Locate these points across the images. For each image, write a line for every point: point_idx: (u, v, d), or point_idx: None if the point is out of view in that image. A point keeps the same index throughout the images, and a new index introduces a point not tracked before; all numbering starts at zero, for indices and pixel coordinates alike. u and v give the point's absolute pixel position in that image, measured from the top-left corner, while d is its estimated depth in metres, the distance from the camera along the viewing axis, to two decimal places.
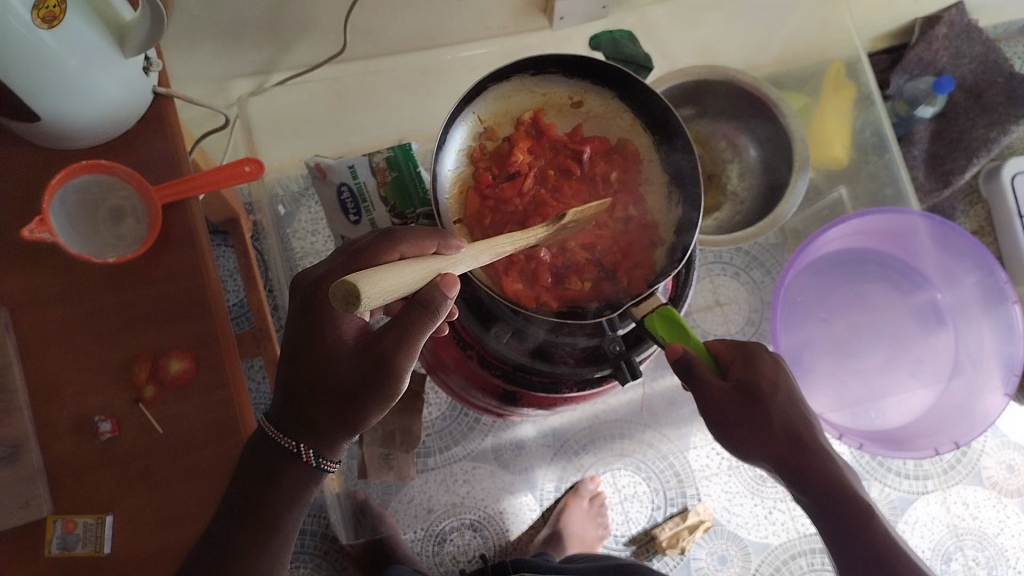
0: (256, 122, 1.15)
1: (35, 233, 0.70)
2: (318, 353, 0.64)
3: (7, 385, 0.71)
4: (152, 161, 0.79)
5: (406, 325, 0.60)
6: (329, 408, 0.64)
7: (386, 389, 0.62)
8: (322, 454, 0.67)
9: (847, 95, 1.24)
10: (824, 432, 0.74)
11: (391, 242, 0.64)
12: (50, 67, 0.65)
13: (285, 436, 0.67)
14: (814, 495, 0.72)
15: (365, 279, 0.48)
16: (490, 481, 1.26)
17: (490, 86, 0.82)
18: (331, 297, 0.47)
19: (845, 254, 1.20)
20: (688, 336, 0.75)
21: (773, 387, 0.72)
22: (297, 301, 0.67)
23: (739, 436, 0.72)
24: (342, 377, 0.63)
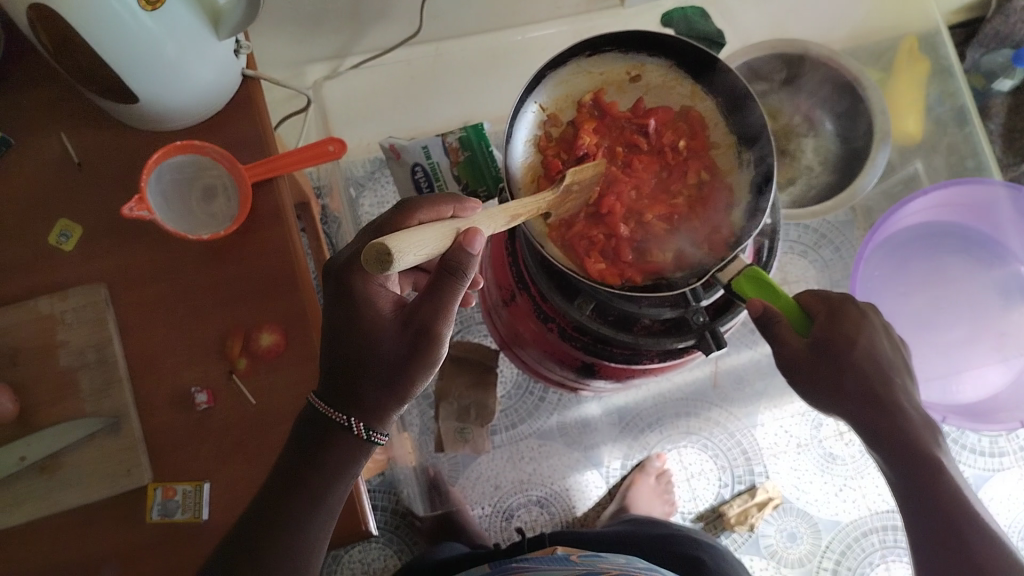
0: (331, 107, 1.17)
1: (135, 211, 0.73)
2: (359, 329, 0.63)
3: (110, 358, 0.75)
4: (242, 140, 0.81)
5: (438, 292, 0.60)
6: (370, 377, 0.62)
7: (427, 351, 0.61)
8: (373, 427, 0.63)
9: (922, 68, 1.21)
10: (908, 388, 0.71)
11: (408, 210, 0.65)
12: (149, 49, 0.67)
13: (336, 411, 0.63)
14: (887, 449, 0.71)
15: (396, 240, 0.50)
16: (557, 458, 1.28)
17: (548, 73, 0.83)
18: (365, 261, 0.49)
19: (922, 227, 1.19)
20: (776, 295, 0.74)
21: (850, 342, 0.70)
22: (329, 286, 0.66)
23: (815, 391, 0.72)
24: (384, 350, 0.62)
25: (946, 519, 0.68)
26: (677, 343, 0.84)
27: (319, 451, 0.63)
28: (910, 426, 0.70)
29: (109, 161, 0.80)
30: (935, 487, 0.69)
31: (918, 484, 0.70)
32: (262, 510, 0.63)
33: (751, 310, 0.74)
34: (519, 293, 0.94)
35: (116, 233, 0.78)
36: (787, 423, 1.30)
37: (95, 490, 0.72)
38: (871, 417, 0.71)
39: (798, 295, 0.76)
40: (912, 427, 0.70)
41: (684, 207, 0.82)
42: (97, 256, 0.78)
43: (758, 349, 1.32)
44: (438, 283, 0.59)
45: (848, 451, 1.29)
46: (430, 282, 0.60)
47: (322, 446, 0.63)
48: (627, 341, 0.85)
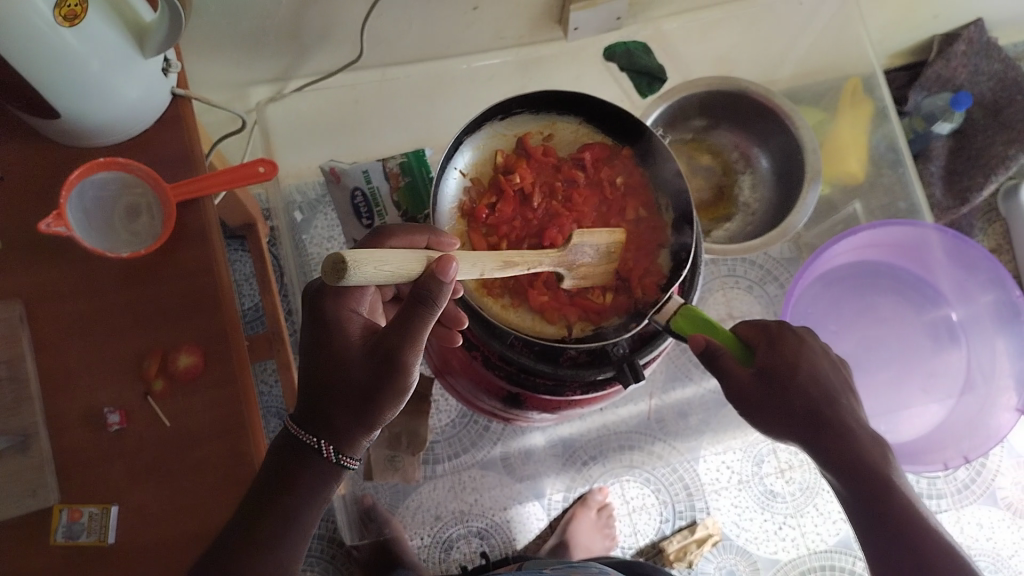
0: (274, 130, 1.17)
1: (52, 227, 0.72)
2: (333, 357, 0.63)
3: (19, 375, 0.74)
4: (170, 158, 0.81)
5: (401, 324, 0.60)
6: (341, 403, 0.62)
7: (395, 380, 0.60)
8: (342, 450, 0.63)
9: (864, 110, 1.24)
10: (851, 402, 0.74)
11: (380, 237, 0.67)
12: (70, 65, 0.67)
13: (309, 433, 0.63)
14: (840, 469, 0.71)
15: (353, 253, 0.51)
16: (498, 489, 1.26)
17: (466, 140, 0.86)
18: (322, 272, 0.50)
19: (854, 268, 1.21)
20: (714, 329, 0.76)
21: (791, 367, 0.73)
22: (305, 311, 0.68)
23: (763, 417, 0.74)
24: (354, 379, 0.62)
25: (898, 532, 0.69)
26: (595, 375, 0.83)
27: (294, 470, 0.63)
28: (860, 445, 0.71)
29: (33, 175, 0.79)
30: (885, 507, 0.69)
31: (869, 505, 0.70)
32: (236, 540, 0.62)
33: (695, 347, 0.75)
34: None
35: (34, 249, 0.77)
36: (729, 459, 1.30)
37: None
38: (819, 434, 0.72)
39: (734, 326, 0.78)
40: (863, 447, 0.71)
41: (622, 241, 0.86)
42: (14, 271, 0.77)
43: (704, 384, 1.33)
44: (407, 315, 0.59)
45: (788, 489, 1.29)
46: (398, 314, 0.60)
47: (297, 469, 0.63)
48: (549, 372, 0.84)
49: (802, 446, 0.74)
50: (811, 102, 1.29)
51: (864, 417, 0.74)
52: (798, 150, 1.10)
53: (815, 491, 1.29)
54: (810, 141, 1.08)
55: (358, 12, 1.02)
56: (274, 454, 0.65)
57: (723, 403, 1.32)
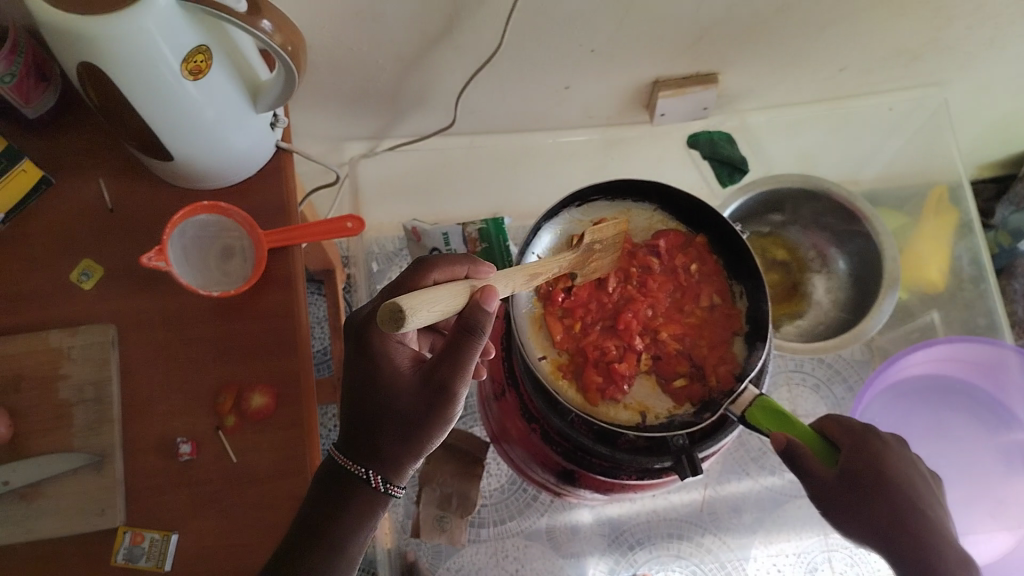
0: (365, 185, 1.23)
1: (153, 261, 0.77)
2: (380, 385, 0.65)
3: (104, 397, 0.77)
4: (267, 206, 0.85)
5: (452, 353, 0.62)
6: (387, 431, 0.64)
7: (444, 408, 0.63)
8: (391, 480, 0.65)
9: (948, 220, 1.24)
10: (937, 515, 0.73)
11: (425, 268, 0.69)
12: (190, 113, 0.72)
13: (353, 462, 0.65)
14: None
15: (408, 300, 0.54)
16: (540, 562, 1.25)
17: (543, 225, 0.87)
18: (380, 322, 0.54)
19: (927, 381, 1.19)
20: (792, 423, 0.74)
21: (877, 472, 0.73)
22: (351, 339, 0.70)
23: (844, 520, 0.74)
24: (401, 407, 0.64)
25: None
26: (653, 464, 0.81)
27: (339, 501, 0.65)
28: (944, 565, 0.70)
29: (141, 209, 0.84)
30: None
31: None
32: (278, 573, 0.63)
33: (776, 443, 0.73)
34: (508, 389, 0.95)
35: (133, 279, 0.82)
36: (781, 562, 1.26)
37: (66, 525, 0.74)
38: (901, 543, 0.71)
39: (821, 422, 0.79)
40: (945, 566, 0.70)
41: (696, 329, 0.87)
42: (111, 298, 0.81)
43: (759, 481, 1.31)
44: (455, 344, 0.62)
45: None
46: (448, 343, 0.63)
47: (344, 500, 0.65)
48: (606, 453, 0.83)
49: (880, 551, 0.73)
50: (894, 206, 1.31)
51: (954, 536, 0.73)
52: (877, 257, 1.10)
53: None
54: (891, 249, 1.08)
55: (456, 84, 1.07)
56: (320, 489, 0.66)
57: (778, 503, 1.29)
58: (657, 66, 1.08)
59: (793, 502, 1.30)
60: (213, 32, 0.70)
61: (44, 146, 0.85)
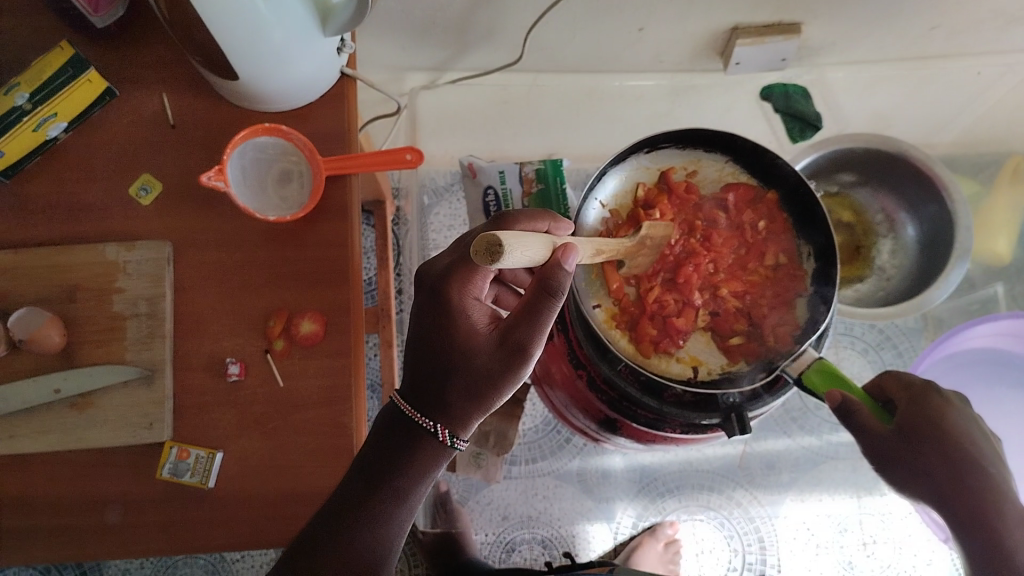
0: (423, 117, 1.20)
1: (212, 180, 0.77)
2: (455, 340, 0.64)
3: (156, 313, 0.78)
4: (328, 133, 0.84)
5: (530, 313, 0.62)
6: (458, 386, 0.63)
7: (518, 369, 0.63)
8: (458, 434, 0.64)
9: (1022, 188, 1.18)
10: (994, 472, 0.71)
11: (503, 223, 0.67)
12: (259, 33, 0.70)
13: (422, 415, 0.64)
14: (976, 544, 0.69)
15: (507, 236, 0.54)
16: (569, 502, 1.26)
17: (609, 171, 0.86)
18: (475, 252, 0.53)
19: (983, 354, 1.16)
20: (848, 386, 0.72)
21: (937, 430, 0.70)
22: (425, 293, 0.68)
23: (899, 477, 0.71)
24: (476, 365, 0.63)
25: None
26: (700, 420, 0.81)
27: (401, 447, 0.64)
28: (1000, 522, 0.68)
29: (201, 127, 0.83)
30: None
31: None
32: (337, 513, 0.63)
33: (829, 400, 0.70)
34: (557, 334, 0.95)
35: (190, 197, 0.82)
36: (812, 522, 1.24)
37: (117, 435, 0.75)
38: (962, 502, 0.69)
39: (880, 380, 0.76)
40: (1005, 526, 0.68)
41: (758, 287, 0.85)
42: (168, 215, 0.81)
43: (794, 439, 1.28)
44: (533, 305, 0.62)
45: (868, 564, 1.23)
46: (524, 305, 0.63)
47: (407, 448, 0.64)
48: (654, 407, 0.83)
49: (937, 507, 0.71)
50: (969, 173, 1.23)
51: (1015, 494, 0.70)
52: (949, 226, 1.05)
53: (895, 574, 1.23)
54: (965, 217, 1.03)
55: (527, 19, 1.04)
56: (381, 435, 0.65)
57: (814, 463, 1.27)
58: (737, 13, 1.04)
59: (829, 463, 1.27)
60: None
61: (109, 56, 0.84)
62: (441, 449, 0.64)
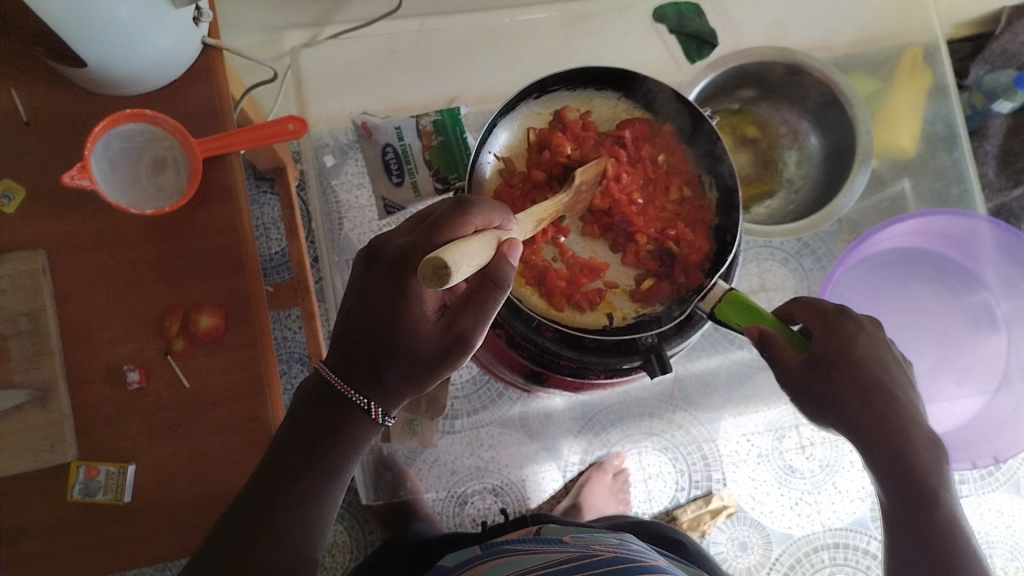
0: (308, 76, 1.15)
1: (76, 179, 0.71)
2: (399, 323, 0.60)
3: (40, 328, 0.73)
4: (196, 110, 0.78)
5: (477, 305, 0.59)
6: (397, 366, 0.61)
7: (458, 358, 0.60)
8: (388, 411, 0.63)
9: (921, 84, 1.18)
10: (908, 397, 0.68)
11: (464, 213, 0.59)
12: (99, 17, 0.64)
13: (355, 390, 0.62)
14: (883, 467, 0.67)
15: (449, 254, 0.51)
16: (514, 449, 1.23)
17: (499, 121, 0.83)
18: (421, 274, 0.50)
19: (900, 254, 1.17)
20: (758, 314, 0.71)
21: (843, 354, 0.67)
22: (381, 270, 0.61)
23: (812, 405, 0.68)
24: (419, 350, 0.60)
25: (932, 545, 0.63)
26: (622, 363, 0.81)
27: (335, 420, 0.62)
28: (907, 442, 0.66)
29: (58, 121, 0.77)
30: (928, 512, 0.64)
31: (912, 514, 0.65)
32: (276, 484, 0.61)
33: (747, 337, 0.70)
34: None
35: (58, 199, 0.76)
36: (752, 433, 1.25)
37: (18, 463, 0.71)
38: (872, 430, 0.66)
39: (790, 306, 0.73)
40: (914, 450, 0.66)
41: (669, 220, 0.83)
42: (37, 220, 0.75)
43: (730, 355, 1.27)
44: (477, 293, 0.59)
45: (808, 465, 1.24)
46: (467, 293, 0.60)
47: (339, 424, 0.62)
48: (574, 356, 0.82)
49: (843, 432, 0.69)
50: (868, 70, 1.22)
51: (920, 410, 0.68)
52: (850, 130, 1.05)
53: (835, 470, 1.24)
54: (865, 121, 1.03)
55: None
56: (309, 407, 0.63)
57: (748, 375, 1.26)
58: None
59: (764, 373, 1.27)
60: None
61: None
62: (371, 426, 0.63)
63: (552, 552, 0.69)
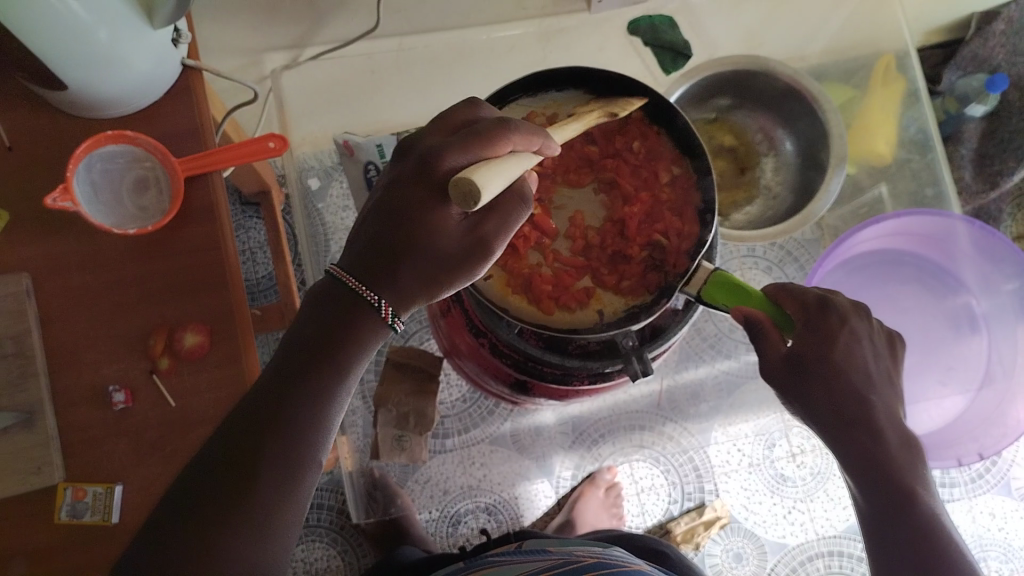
0: (290, 96, 1.16)
1: (58, 202, 0.71)
2: (421, 222, 0.57)
3: (24, 351, 0.72)
4: (177, 132, 0.79)
5: (502, 212, 0.58)
6: (413, 266, 0.57)
7: (478, 263, 0.59)
8: (399, 314, 0.58)
9: (894, 90, 1.19)
10: (884, 397, 0.68)
11: (501, 129, 0.56)
12: (80, 39, 0.65)
13: (365, 286, 0.57)
14: (856, 467, 0.67)
15: (481, 175, 0.50)
16: (506, 466, 1.22)
17: None
18: (452, 192, 0.50)
19: (877, 258, 1.19)
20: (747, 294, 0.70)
21: (820, 354, 0.67)
22: (410, 164, 0.59)
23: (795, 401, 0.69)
24: (440, 252, 0.57)
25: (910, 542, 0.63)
26: (605, 367, 0.83)
27: (338, 321, 0.57)
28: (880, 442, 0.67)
29: (42, 145, 0.77)
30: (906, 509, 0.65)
31: (889, 506, 0.66)
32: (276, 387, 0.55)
33: (733, 319, 0.70)
34: (454, 306, 0.94)
35: (42, 221, 0.76)
36: (741, 441, 1.25)
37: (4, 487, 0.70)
38: (844, 429, 0.67)
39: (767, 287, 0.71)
40: (886, 449, 0.66)
41: (649, 210, 0.84)
42: (21, 243, 0.75)
43: (718, 366, 1.28)
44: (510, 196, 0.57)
45: (800, 473, 1.25)
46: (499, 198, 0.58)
47: (344, 324, 0.57)
48: (557, 362, 0.85)
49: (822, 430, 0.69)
50: (840, 79, 1.24)
51: (898, 413, 0.69)
52: (824, 134, 1.07)
53: (826, 476, 1.25)
54: (838, 126, 1.05)
55: None
56: (312, 307, 0.58)
57: (737, 385, 1.27)
58: None
59: (753, 383, 1.27)
60: None
61: None
62: (380, 327, 0.58)
63: (539, 561, 0.69)
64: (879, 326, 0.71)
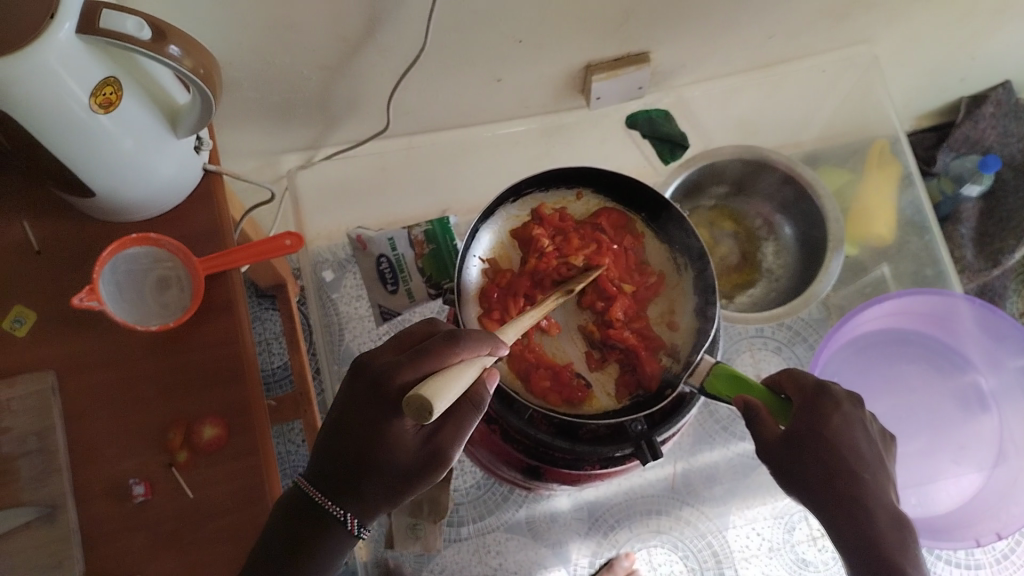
0: (304, 195, 1.20)
1: (85, 301, 0.74)
2: (381, 441, 0.64)
3: (48, 446, 0.75)
4: (199, 231, 0.83)
5: (456, 418, 0.64)
6: (374, 479, 0.64)
7: (436, 471, 0.64)
8: (365, 523, 0.66)
9: (889, 173, 1.25)
10: (875, 475, 0.69)
11: (451, 343, 0.61)
12: (110, 148, 0.70)
13: (332, 501, 0.65)
14: (850, 546, 0.68)
15: (438, 390, 0.55)
16: (523, 553, 1.21)
17: (481, 226, 0.88)
18: (406, 409, 0.55)
19: (883, 334, 1.20)
20: (749, 387, 0.76)
21: (811, 431, 0.70)
22: (360, 384, 0.65)
23: (793, 481, 0.70)
24: (399, 463, 0.64)
25: None
26: (614, 452, 0.85)
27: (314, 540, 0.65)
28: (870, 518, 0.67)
29: (71, 247, 0.82)
30: None
31: None
32: None
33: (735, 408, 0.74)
34: None
35: (68, 321, 0.79)
36: (760, 525, 1.24)
37: None
38: (835, 506, 0.68)
39: (768, 378, 0.77)
40: (875, 526, 0.67)
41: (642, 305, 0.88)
42: (48, 343, 0.79)
43: (732, 448, 1.28)
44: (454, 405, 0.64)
45: (821, 557, 1.22)
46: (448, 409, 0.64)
47: (318, 540, 0.65)
48: (567, 447, 0.87)
49: (817, 511, 0.70)
50: (839, 164, 1.30)
51: (892, 498, 0.69)
52: (820, 217, 1.10)
53: None
54: (833, 210, 1.08)
55: (385, 84, 1.04)
56: (288, 525, 0.65)
57: (752, 466, 1.27)
58: (585, 51, 1.07)
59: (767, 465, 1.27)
60: (120, 61, 0.67)
61: None
62: (349, 538, 0.66)
63: None
64: (872, 418, 0.74)
